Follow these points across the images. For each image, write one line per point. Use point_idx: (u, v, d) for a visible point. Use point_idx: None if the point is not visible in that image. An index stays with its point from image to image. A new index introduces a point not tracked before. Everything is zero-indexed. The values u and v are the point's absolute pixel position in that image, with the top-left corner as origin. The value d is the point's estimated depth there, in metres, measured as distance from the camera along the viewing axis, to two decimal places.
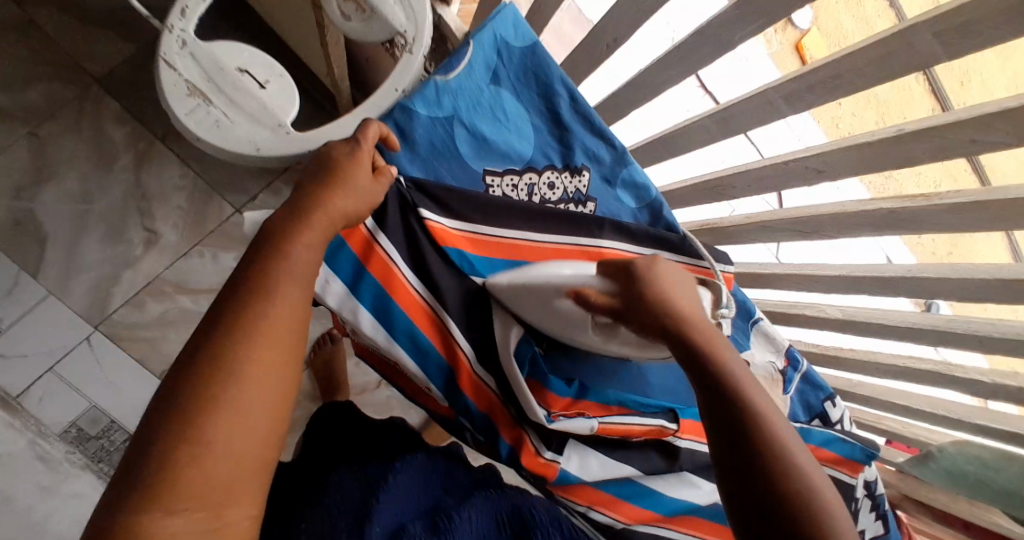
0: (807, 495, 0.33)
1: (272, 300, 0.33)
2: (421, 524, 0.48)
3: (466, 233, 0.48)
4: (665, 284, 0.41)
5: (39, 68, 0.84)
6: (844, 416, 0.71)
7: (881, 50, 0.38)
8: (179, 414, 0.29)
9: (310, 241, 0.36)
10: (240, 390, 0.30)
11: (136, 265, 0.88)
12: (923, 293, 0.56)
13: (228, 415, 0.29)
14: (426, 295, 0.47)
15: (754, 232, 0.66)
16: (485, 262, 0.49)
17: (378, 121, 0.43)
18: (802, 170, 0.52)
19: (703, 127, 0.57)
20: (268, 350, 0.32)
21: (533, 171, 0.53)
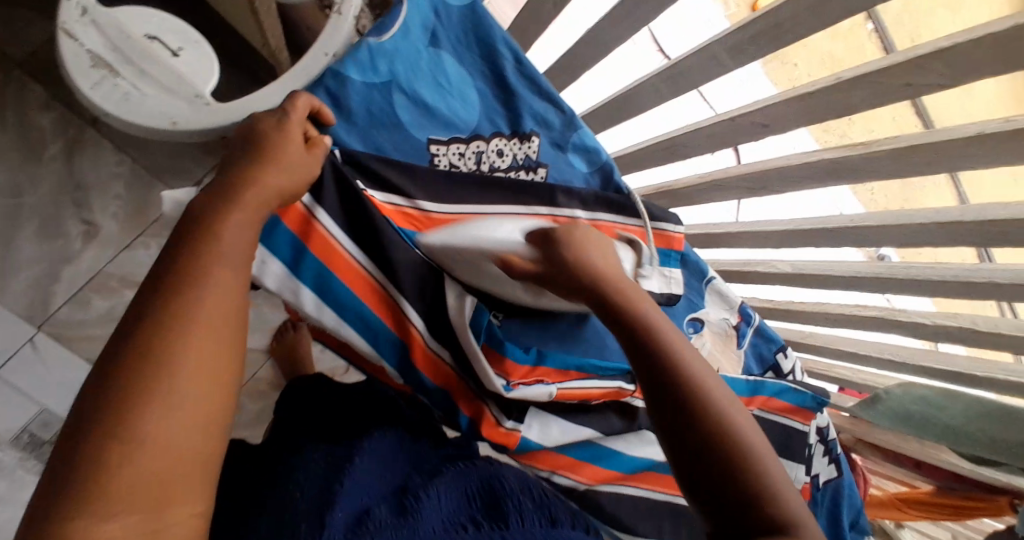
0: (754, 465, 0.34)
1: (204, 285, 0.31)
2: (386, 508, 0.43)
3: (401, 208, 0.46)
4: (588, 251, 0.43)
5: None
6: (796, 367, 0.74)
7: None
8: (110, 411, 0.27)
9: (241, 224, 0.34)
10: (173, 384, 0.28)
11: (75, 260, 0.85)
12: (869, 242, 0.58)
13: (162, 411, 0.28)
14: (374, 272, 0.45)
15: (705, 192, 0.66)
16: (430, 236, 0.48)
17: (308, 94, 0.40)
18: (748, 125, 0.52)
19: (652, 88, 0.56)
20: (205, 338, 0.30)
21: (480, 140, 0.50)
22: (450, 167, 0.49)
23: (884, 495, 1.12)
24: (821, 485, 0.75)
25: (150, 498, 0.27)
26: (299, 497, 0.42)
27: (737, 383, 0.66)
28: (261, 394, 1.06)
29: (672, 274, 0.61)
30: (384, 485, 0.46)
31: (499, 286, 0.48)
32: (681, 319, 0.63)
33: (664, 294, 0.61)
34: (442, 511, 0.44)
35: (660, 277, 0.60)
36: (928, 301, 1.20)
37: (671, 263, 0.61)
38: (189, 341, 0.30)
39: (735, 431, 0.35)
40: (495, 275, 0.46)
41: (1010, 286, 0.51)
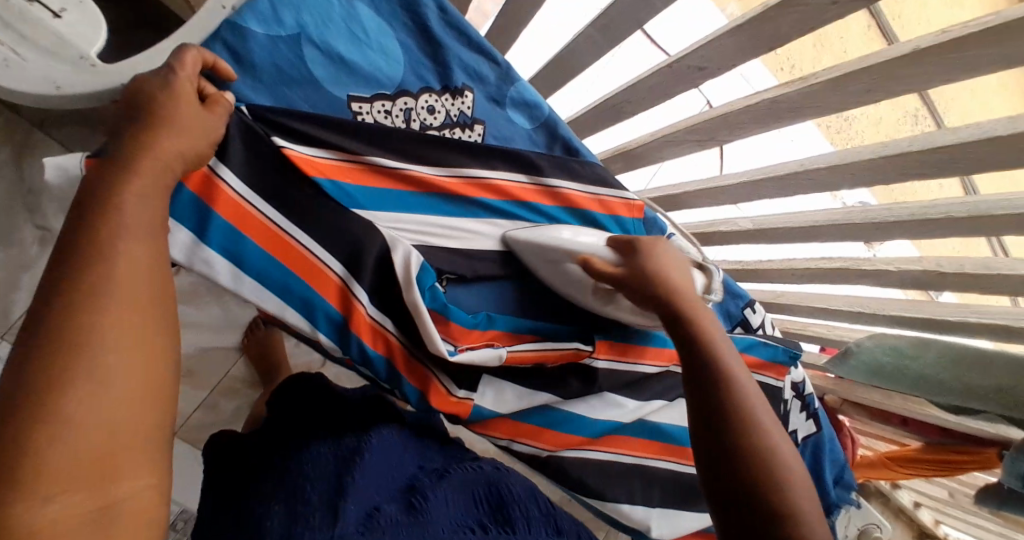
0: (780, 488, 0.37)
1: (114, 248, 0.28)
2: (396, 504, 0.46)
3: (340, 163, 0.43)
4: (665, 261, 0.47)
5: None
6: (766, 321, 0.72)
7: None
8: (24, 390, 0.24)
9: (142, 190, 0.30)
10: (98, 358, 0.25)
11: (34, 266, 0.80)
12: (824, 187, 0.55)
13: (86, 387, 0.25)
14: (298, 238, 0.43)
15: (658, 149, 0.64)
16: (365, 193, 0.45)
17: (199, 48, 0.36)
18: (684, 70, 0.50)
19: (588, 39, 0.54)
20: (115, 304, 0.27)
21: (407, 96, 0.48)
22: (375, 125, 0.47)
23: (873, 454, 1.11)
24: (800, 442, 0.75)
25: (93, 472, 0.24)
26: (310, 490, 0.44)
27: None
28: (236, 393, 1.04)
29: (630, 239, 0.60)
30: (399, 478, 0.50)
31: (570, 290, 0.53)
32: None
33: None
34: (450, 511, 0.48)
35: None
36: (908, 249, 1.19)
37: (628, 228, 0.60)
38: (100, 307, 0.26)
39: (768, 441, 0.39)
40: (570, 278, 0.51)
41: (966, 221, 0.49)
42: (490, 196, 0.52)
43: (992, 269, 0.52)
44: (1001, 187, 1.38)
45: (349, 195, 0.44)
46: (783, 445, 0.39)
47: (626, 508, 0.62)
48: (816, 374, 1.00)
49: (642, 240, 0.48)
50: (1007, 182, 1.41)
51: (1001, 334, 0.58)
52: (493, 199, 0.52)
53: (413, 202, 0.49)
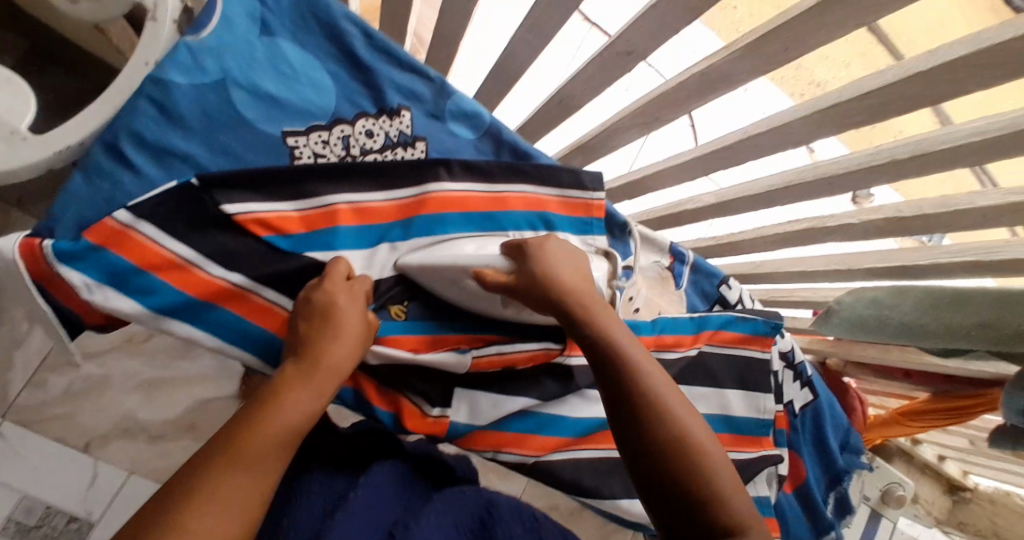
0: (699, 458, 0.38)
1: (283, 408, 0.38)
2: None
3: (295, 213, 0.46)
4: (552, 262, 0.47)
5: None
6: (743, 296, 0.73)
7: None
8: (185, 492, 0.32)
9: (306, 379, 0.40)
10: (237, 477, 0.33)
11: (25, 343, 0.93)
12: (773, 150, 0.56)
13: (217, 499, 0.32)
14: (234, 281, 0.44)
15: (609, 140, 0.65)
16: (334, 233, 0.48)
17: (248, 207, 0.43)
18: (615, 56, 0.51)
19: (522, 41, 0.55)
20: (245, 472, 0.34)
21: (344, 123, 0.49)
22: (313, 156, 0.48)
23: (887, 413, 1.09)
24: (798, 412, 0.75)
25: None
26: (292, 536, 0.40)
27: (679, 322, 0.65)
28: None
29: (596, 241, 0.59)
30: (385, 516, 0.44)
31: (477, 301, 0.52)
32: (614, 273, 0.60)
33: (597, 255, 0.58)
34: None
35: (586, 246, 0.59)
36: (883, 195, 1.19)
37: (595, 230, 0.60)
38: (255, 453, 0.35)
39: (699, 448, 0.39)
40: (470, 292, 0.51)
41: (910, 162, 0.48)
42: (445, 214, 0.52)
43: (948, 205, 0.52)
44: (978, 109, 1.35)
45: (318, 237, 0.47)
46: (693, 419, 0.40)
47: (624, 503, 0.61)
48: (813, 338, 1.00)
49: (530, 242, 0.48)
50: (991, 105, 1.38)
51: (977, 269, 0.57)
52: (451, 215, 0.53)
53: (368, 233, 0.50)
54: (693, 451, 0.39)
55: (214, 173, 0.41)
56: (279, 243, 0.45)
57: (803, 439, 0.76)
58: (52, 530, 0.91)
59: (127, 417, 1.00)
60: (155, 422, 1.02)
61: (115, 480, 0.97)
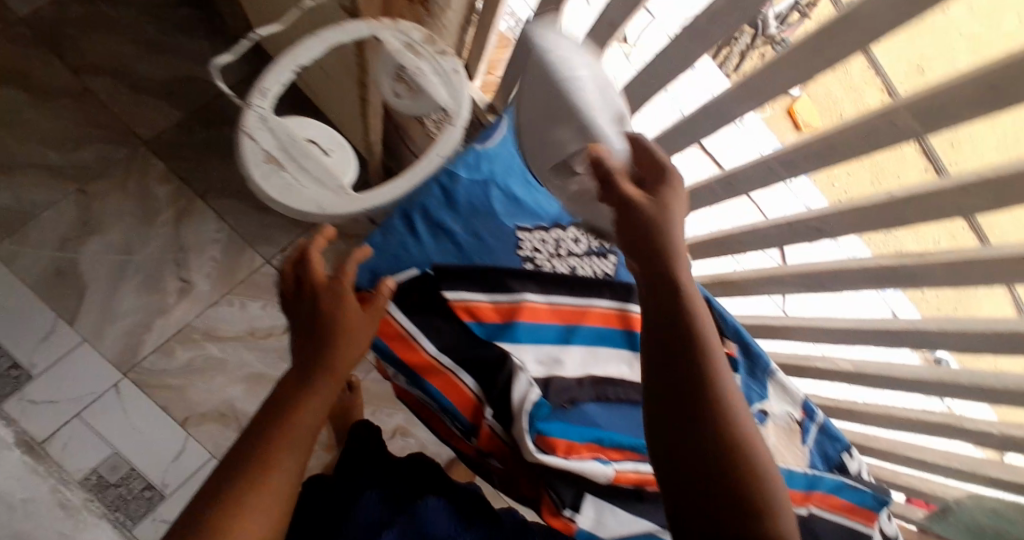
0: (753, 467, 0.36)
1: (301, 417, 0.43)
2: None
3: (491, 304, 0.55)
4: (672, 200, 0.40)
5: (110, 142, 1.05)
6: (862, 469, 0.76)
7: (862, 131, 0.44)
8: (224, 499, 0.39)
9: (319, 387, 0.44)
10: (264, 487, 0.40)
11: (168, 312, 1.05)
12: (925, 345, 0.60)
13: (245, 507, 0.39)
14: (444, 362, 0.52)
15: (764, 284, 0.71)
16: (526, 327, 0.55)
17: (458, 296, 0.53)
18: (806, 229, 0.58)
19: (709, 189, 0.65)
20: (269, 483, 0.40)
21: (560, 227, 0.60)
22: (533, 249, 0.57)
23: None
24: None
25: None
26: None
27: (794, 476, 0.71)
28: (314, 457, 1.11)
29: None
30: None
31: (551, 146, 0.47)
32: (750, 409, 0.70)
33: None
34: None
35: None
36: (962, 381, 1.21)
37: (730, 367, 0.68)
38: (273, 462, 0.41)
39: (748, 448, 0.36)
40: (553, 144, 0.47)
41: None
42: (628, 333, 0.59)
43: None
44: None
45: (504, 328, 0.55)
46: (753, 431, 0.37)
47: None
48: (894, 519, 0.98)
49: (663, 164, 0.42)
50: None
51: None
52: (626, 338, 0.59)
53: (546, 330, 0.57)
54: (743, 448, 0.36)
55: (445, 267, 0.53)
56: (474, 329, 0.54)
57: None
58: (125, 492, 0.98)
59: (226, 403, 1.06)
60: (249, 415, 1.07)
61: (199, 459, 1.02)
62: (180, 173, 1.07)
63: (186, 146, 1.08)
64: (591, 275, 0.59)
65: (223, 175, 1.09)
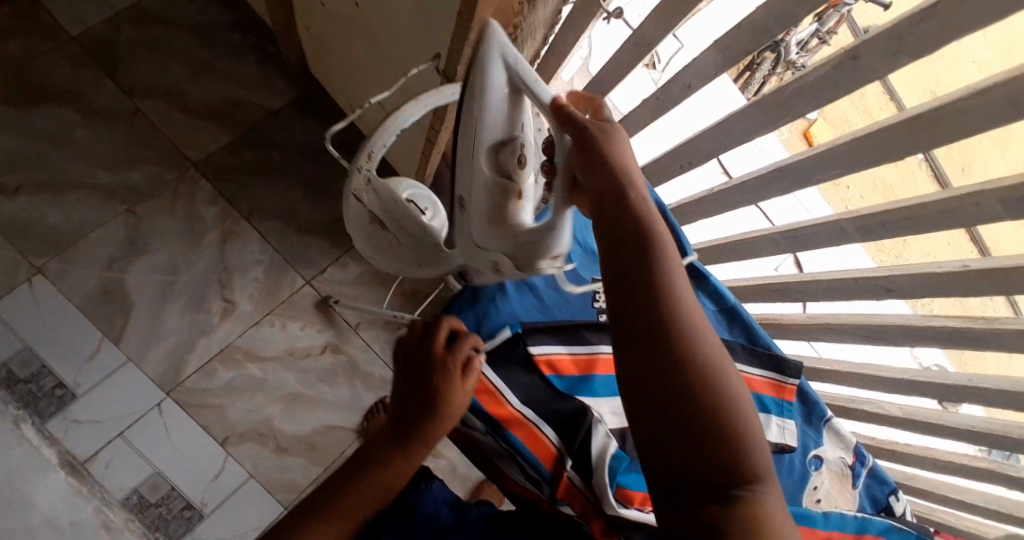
0: (727, 396, 0.35)
1: (396, 467, 0.46)
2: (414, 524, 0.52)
3: (571, 357, 0.56)
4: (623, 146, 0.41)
5: (160, 164, 1.07)
6: (907, 509, 0.77)
7: (940, 208, 0.45)
8: (318, 511, 0.45)
9: (415, 447, 0.46)
10: (345, 513, 0.45)
11: (210, 333, 1.05)
12: (980, 400, 0.61)
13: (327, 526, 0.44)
14: (528, 414, 0.53)
15: (814, 330, 0.73)
16: (604, 380, 0.58)
17: (541, 349, 0.55)
18: (873, 287, 0.57)
19: (771, 240, 0.66)
20: (350, 511, 0.45)
21: None
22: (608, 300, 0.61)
23: None
24: None
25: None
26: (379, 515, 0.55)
27: (846, 520, 0.70)
28: None
29: (786, 424, 0.70)
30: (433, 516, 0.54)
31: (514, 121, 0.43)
32: (805, 457, 0.72)
33: (779, 444, 0.70)
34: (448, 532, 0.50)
35: (777, 427, 0.70)
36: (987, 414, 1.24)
37: (786, 413, 0.71)
38: (360, 494, 0.45)
39: (717, 376, 0.36)
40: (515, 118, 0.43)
41: None
42: None
43: None
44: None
45: (582, 381, 0.57)
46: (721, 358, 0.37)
47: None
48: None
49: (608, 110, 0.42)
50: (994, 363, 1.62)
51: None
52: None
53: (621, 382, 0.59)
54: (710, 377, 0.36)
55: (531, 325, 0.55)
56: (554, 383, 0.55)
57: None
58: (165, 511, 0.98)
59: (265, 423, 1.06)
60: (287, 435, 1.07)
61: (237, 479, 1.02)
62: (226, 194, 1.09)
63: (233, 168, 1.10)
64: None
65: (267, 196, 1.11)
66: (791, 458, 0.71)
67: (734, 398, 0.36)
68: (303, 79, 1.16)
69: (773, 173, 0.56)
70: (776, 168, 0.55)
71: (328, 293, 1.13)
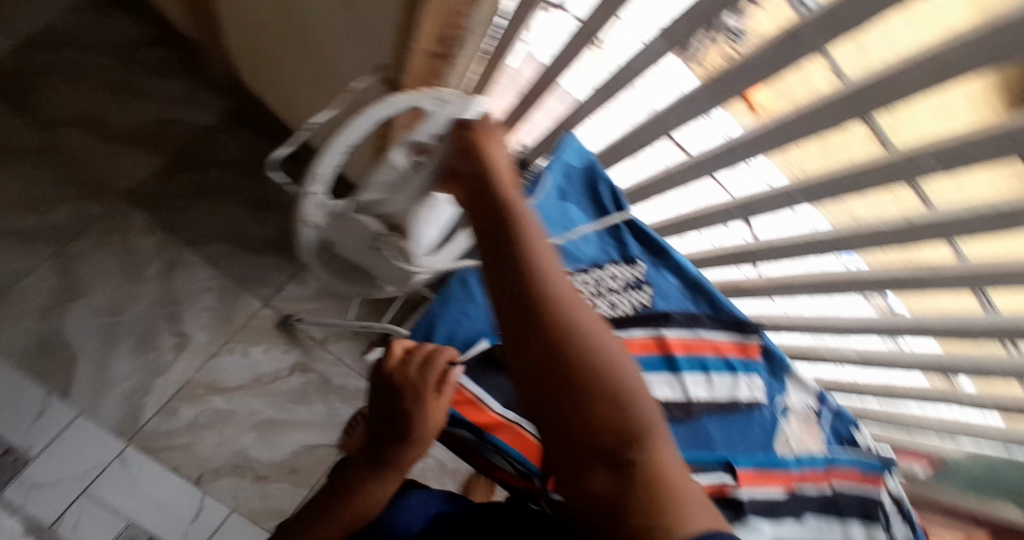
0: (599, 363, 0.34)
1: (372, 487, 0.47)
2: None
3: None
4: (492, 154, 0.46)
5: (84, 200, 1.00)
6: (869, 441, 0.82)
7: (875, 168, 0.46)
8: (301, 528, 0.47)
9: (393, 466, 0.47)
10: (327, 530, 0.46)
11: (166, 371, 1.00)
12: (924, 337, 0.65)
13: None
14: (510, 417, 0.54)
15: (772, 289, 0.75)
16: None
17: None
18: (821, 245, 0.60)
19: (725, 211, 0.66)
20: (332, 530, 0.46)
21: (598, 268, 0.71)
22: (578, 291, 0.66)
23: None
24: None
25: None
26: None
27: (813, 459, 0.76)
28: None
29: (753, 380, 0.74)
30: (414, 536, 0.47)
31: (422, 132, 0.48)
32: (773, 409, 0.75)
33: (750, 400, 0.73)
34: None
35: (745, 385, 0.73)
36: None
37: (753, 370, 0.74)
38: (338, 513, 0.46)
39: (589, 344, 0.35)
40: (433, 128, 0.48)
41: None
42: (667, 355, 0.69)
43: None
44: None
45: None
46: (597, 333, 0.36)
47: None
48: None
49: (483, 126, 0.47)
50: None
51: None
52: (664, 359, 0.69)
53: None
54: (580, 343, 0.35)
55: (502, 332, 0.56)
56: None
57: None
58: None
59: (240, 454, 1.03)
60: (264, 463, 1.04)
61: (218, 515, 0.99)
62: (163, 223, 1.03)
63: (166, 194, 1.04)
64: (630, 305, 0.70)
65: (208, 219, 1.05)
66: (761, 413, 0.75)
67: (607, 366, 0.34)
68: (226, 89, 1.08)
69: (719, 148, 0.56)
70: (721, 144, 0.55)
71: (287, 313, 1.09)
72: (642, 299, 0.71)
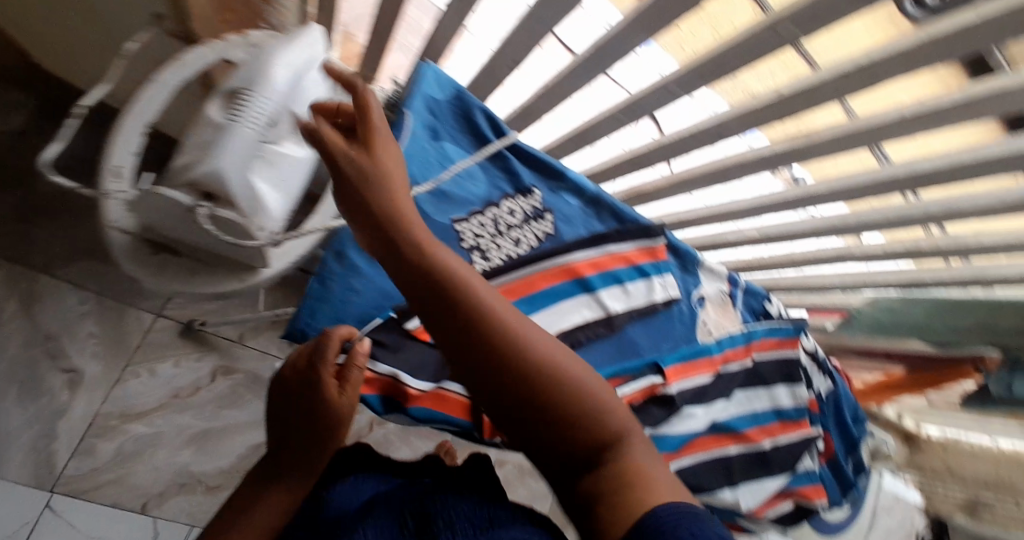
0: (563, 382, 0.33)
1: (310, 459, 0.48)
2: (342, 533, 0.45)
3: None
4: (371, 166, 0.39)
5: None
6: (780, 307, 0.88)
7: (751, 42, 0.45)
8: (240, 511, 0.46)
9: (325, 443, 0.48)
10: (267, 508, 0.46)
11: (67, 411, 0.91)
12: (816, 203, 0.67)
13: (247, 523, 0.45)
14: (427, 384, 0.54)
15: (674, 188, 0.75)
16: None
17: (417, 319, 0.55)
18: (708, 136, 0.59)
19: (614, 118, 0.63)
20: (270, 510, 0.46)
21: (493, 206, 0.64)
22: (474, 236, 0.61)
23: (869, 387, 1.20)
24: (825, 397, 0.90)
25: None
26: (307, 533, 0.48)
27: (733, 339, 0.80)
28: None
29: (665, 280, 0.75)
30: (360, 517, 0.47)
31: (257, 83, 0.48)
32: (689, 303, 0.77)
33: (666, 300, 0.75)
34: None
35: (658, 287, 0.75)
36: None
37: (663, 269, 0.76)
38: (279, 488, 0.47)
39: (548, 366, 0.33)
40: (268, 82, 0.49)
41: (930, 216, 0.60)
42: (578, 279, 0.68)
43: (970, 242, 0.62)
44: None
45: None
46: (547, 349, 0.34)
47: (724, 493, 0.73)
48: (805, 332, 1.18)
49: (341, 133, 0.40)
50: None
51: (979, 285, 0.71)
52: (576, 285, 0.67)
53: None
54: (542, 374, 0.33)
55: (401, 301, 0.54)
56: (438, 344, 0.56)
57: (829, 421, 0.91)
58: None
59: (182, 472, 0.98)
60: (210, 473, 1.00)
61: (178, 536, 0.96)
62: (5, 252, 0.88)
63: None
64: (533, 237, 0.66)
65: (60, 238, 0.92)
66: (679, 308, 0.77)
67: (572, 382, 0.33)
68: (23, 80, 0.90)
69: (594, 53, 0.53)
70: (600, 46, 0.52)
71: (189, 318, 1.02)
72: (545, 228, 0.67)
